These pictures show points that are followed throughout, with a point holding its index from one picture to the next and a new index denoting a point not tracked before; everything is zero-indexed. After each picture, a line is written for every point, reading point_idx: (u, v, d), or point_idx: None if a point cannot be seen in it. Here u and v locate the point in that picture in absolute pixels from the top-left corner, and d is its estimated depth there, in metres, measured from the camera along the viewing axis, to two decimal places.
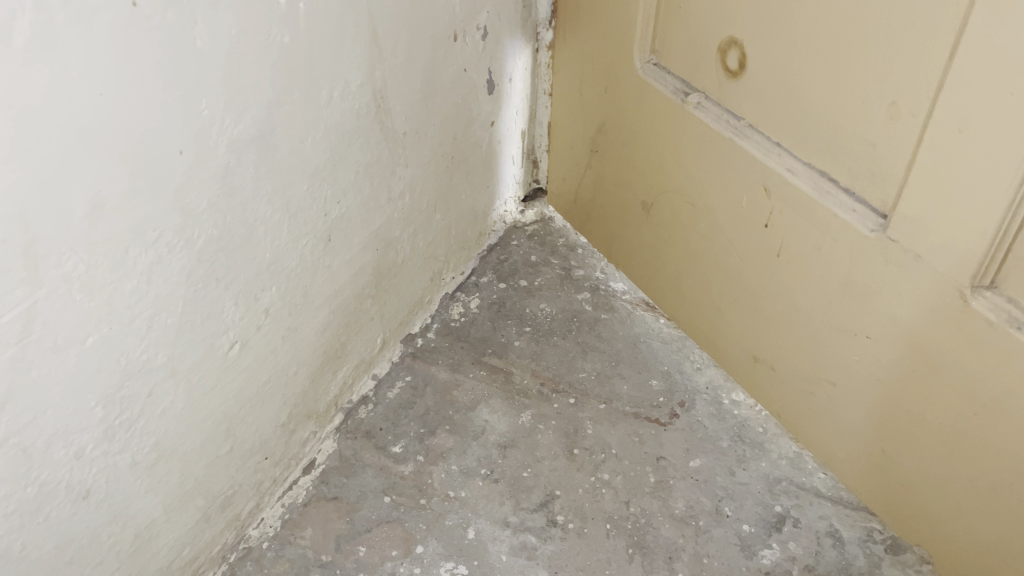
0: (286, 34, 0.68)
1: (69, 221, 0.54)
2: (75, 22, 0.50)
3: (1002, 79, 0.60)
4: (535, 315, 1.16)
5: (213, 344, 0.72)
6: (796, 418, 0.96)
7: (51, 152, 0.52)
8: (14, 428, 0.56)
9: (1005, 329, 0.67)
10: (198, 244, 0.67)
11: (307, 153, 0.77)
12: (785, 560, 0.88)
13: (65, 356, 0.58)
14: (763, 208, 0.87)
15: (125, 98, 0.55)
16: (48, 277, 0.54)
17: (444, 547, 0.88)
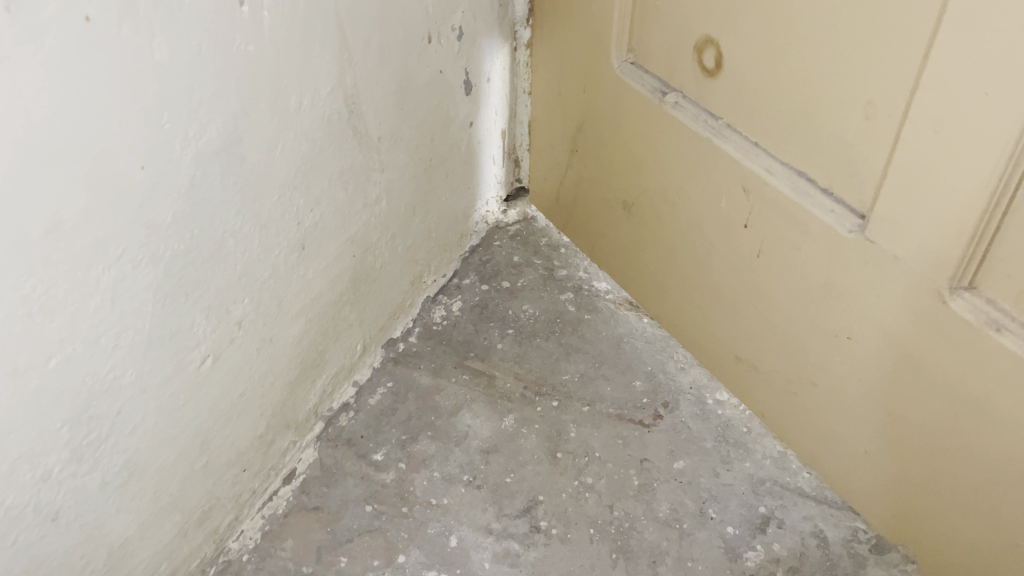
0: (250, 42, 0.67)
1: (25, 242, 0.53)
2: (24, 40, 0.49)
3: (977, 80, 0.60)
4: (518, 317, 1.15)
5: (184, 359, 0.71)
6: (780, 418, 0.96)
7: (4, 173, 0.50)
8: None
9: (984, 330, 0.67)
10: (164, 260, 0.65)
11: (276, 163, 0.75)
12: (769, 562, 0.87)
13: (27, 379, 0.57)
14: (742, 208, 0.86)
15: (81, 116, 0.54)
16: (6, 299, 0.53)
17: (427, 556, 0.87)
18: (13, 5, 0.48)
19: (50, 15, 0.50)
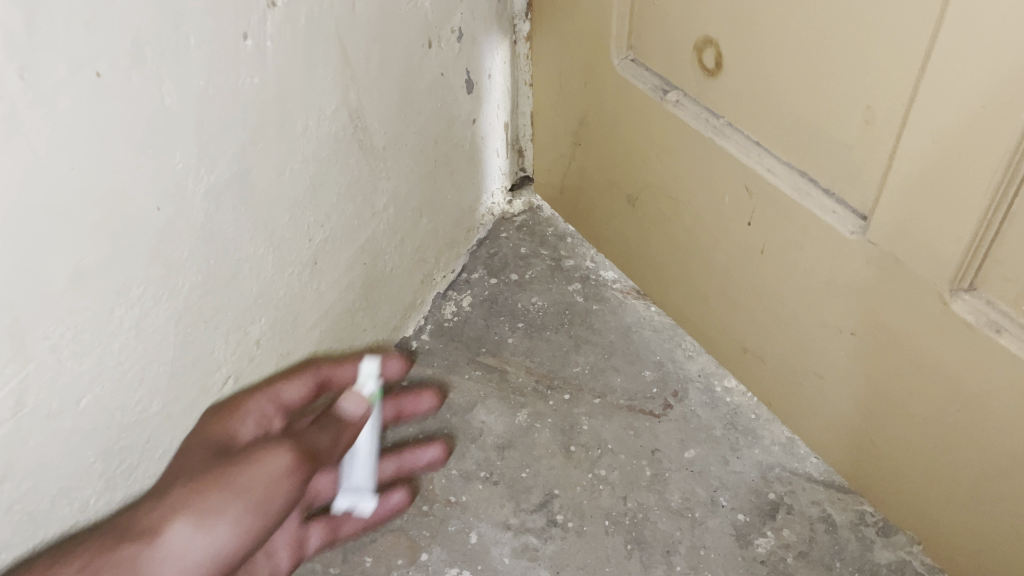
0: (255, 74, 0.68)
1: (49, 294, 0.56)
2: (38, 105, 0.50)
3: (974, 92, 0.61)
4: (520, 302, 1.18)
5: (207, 383, 0.76)
6: (787, 406, 0.98)
7: (27, 234, 0.52)
8: (17, 496, 0.60)
9: (983, 331, 0.68)
10: (183, 291, 0.68)
11: (285, 186, 0.77)
12: (779, 548, 0.90)
13: (61, 420, 0.61)
14: (746, 207, 0.87)
15: (97, 168, 0.56)
16: (36, 350, 0.57)
17: (448, 553, 0.90)
18: (25, 73, 0.49)
19: (61, 77, 0.51)
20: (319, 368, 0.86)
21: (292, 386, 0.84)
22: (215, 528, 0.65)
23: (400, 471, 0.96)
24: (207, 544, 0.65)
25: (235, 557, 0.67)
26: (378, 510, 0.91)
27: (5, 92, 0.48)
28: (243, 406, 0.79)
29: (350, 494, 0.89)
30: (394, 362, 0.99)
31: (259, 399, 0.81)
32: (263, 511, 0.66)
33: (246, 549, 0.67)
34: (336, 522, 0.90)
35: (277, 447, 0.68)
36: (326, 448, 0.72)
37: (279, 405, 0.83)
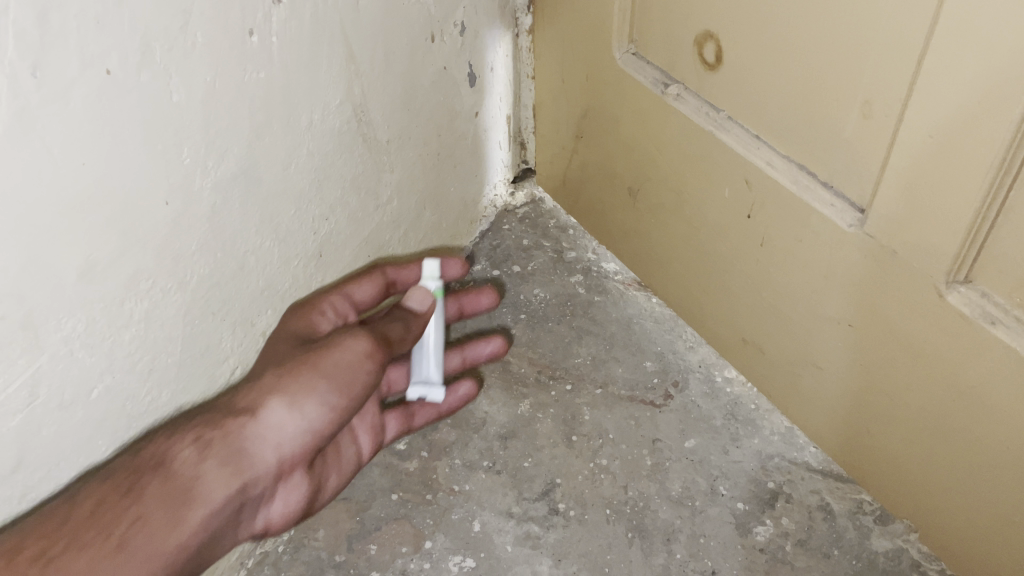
0: (262, 69, 0.71)
1: (62, 286, 0.59)
2: (49, 100, 0.53)
3: (969, 87, 0.61)
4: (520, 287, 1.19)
5: (212, 373, 0.80)
6: (787, 396, 0.99)
7: (39, 231, 0.55)
8: (28, 488, 0.63)
9: (978, 323, 0.69)
10: (191, 284, 0.72)
11: (290, 179, 0.80)
12: (778, 536, 0.91)
13: (72, 411, 0.64)
14: (746, 199, 0.88)
15: (108, 164, 0.59)
16: (47, 343, 0.59)
17: (452, 541, 0.92)
18: (38, 72, 0.51)
19: (74, 73, 0.54)
20: (384, 270, 0.93)
21: (362, 286, 0.91)
22: (307, 405, 0.69)
23: (464, 364, 1.03)
24: (301, 420, 0.69)
25: (330, 430, 0.71)
26: (448, 400, 0.98)
27: (19, 90, 0.51)
28: (320, 303, 0.86)
29: (421, 385, 0.89)
30: (453, 264, 1.00)
31: (334, 297, 0.88)
32: (349, 392, 0.70)
33: (339, 423, 0.72)
34: (410, 412, 0.95)
35: (355, 331, 0.72)
36: (397, 339, 0.78)
37: (352, 304, 0.90)
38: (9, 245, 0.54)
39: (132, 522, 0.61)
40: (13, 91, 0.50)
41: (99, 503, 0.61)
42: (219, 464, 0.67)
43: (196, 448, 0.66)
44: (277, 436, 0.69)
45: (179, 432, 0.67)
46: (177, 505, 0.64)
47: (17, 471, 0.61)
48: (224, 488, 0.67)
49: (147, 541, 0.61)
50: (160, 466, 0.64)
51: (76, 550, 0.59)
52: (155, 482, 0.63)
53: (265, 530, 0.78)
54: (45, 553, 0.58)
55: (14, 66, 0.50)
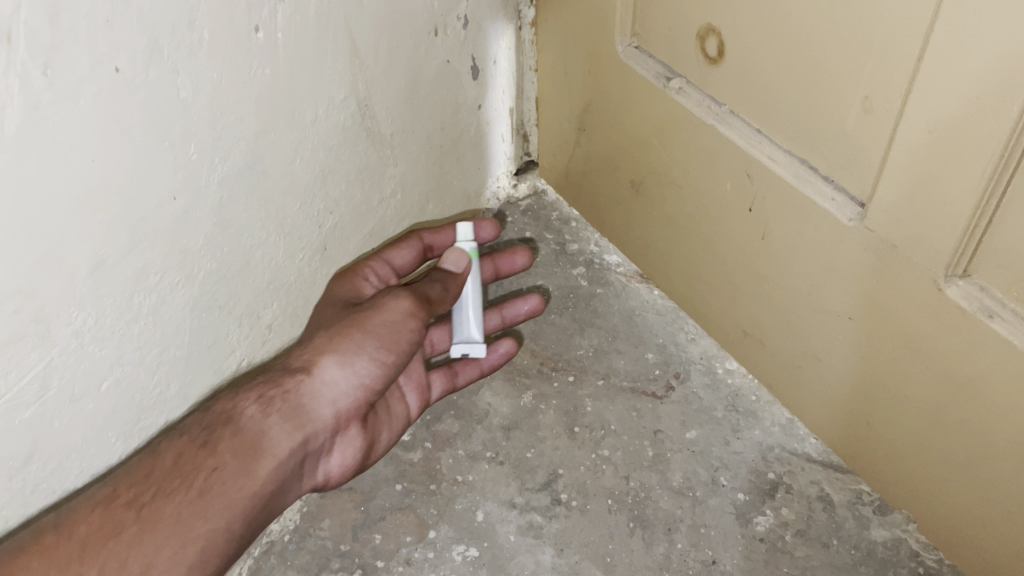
0: (267, 65, 0.76)
1: (73, 282, 0.68)
2: (60, 98, 0.61)
3: (967, 83, 0.62)
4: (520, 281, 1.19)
5: (221, 365, 0.89)
6: (787, 388, 1.00)
7: (50, 226, 0.64)
8: (43, 475, 0.76)
9: (976, 317, 0.70)
10: (198, 278, 0.80)
11: (296, 173, 0.86)
12: (778, 526, 0.92)
13: (83, 404, 0.75)
14: (747, 193, 0.89)
15: (116, 161, 0.67)
16: (60, 335, 0.70)
17: (455, 530, 0.93)
18: (49, 70, 0.59)
19: (83, 72, 0.61)
20: (420, 236, 1.00)
21: (401, 251, 0.98)
22: (357, 361, 0.83)
23: (504, 323, 1.09)
24: (352, 375, 0.83)
25: (378, 383, 0.85)
26: (488, 359, 1.04)
27: (30, 88, 0.58)
28: (364, 268, 0.95)
29: (464, 343, 0.96)
30: (486, 226, 1.04)
31: (375, 262, 0.96)
32: (394, 347, 0.84)
33: (386, 376, 0.85)
34: (452, 370, 1.02)
35: (396, 292, 0.85)
36: (437, 296, 0.88)
37: (392, 268, 0.98)
38: (23, 239, 0.63)
39: (211, 470, 0.75)
40: (26, 88, 0.58)
41: (178, 456, 0.75)
42: (281, 418, 0.80)
43: (259, 405, 0.79)
44: (332, 390, 0.83)
45: (244, 392, 0.80)
46: (248, 457, 0.77)
47: (35, 449, 0.74)
48: (287, 439, 0.80)
49: (224, 487, 0.75)
50: (230, 422, 0.78)
51: (163, 496, 0.72)
52: (227, 437, 0.77)
53: (326, 482, 0.88)
54: (138, 501, 0.72)
55: (25, 65, 0.57)
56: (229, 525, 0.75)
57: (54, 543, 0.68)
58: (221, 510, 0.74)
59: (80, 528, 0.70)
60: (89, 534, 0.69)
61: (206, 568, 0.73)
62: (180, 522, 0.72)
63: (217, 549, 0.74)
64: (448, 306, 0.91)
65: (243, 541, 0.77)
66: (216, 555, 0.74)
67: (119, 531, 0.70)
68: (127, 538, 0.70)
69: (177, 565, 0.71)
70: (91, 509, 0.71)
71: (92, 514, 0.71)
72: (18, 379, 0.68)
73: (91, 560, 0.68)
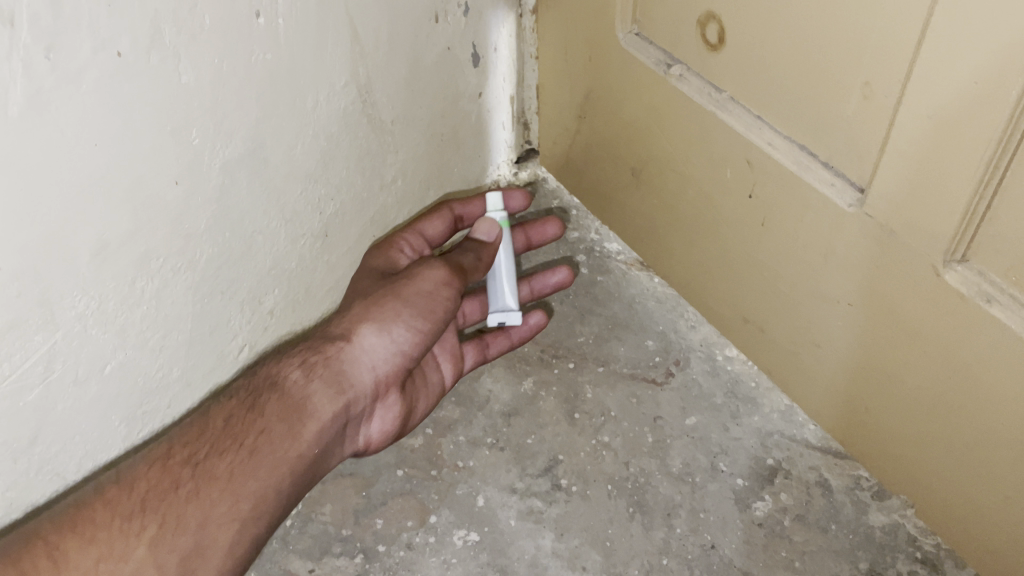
0: (269, 50, 0.77)
1: (76, 265, 0.71)
2: (63, 83, 0.63)
3: (966, 69, 0.62)
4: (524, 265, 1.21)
5: (223, 349, 0.92)
6: (786, 374, 1.00)
7: (54, 210, 0.67)
8: (48, 457, 0.80)
9: (975, 302, 0.71)
10: (201, 263, 0.83)
11: (298, 159, 0.87)
12: (776, 511, 0.93)
13: (87, 386, 0.79)
14: (747, 180, 0.89)
15: (118, 146, 0.69)
16: (63, 319, 0.73)
17: (456, 515, 0.93)
18: (52, 55, 0.61)
19: (85, 58, 0.63)
20: (451, 207, 1.02)
21: (433, 224, 1.01)
22: (394, 329, 0.84)
23: (534, 295, 1.12)
24: (390, 343, 0.85)
25: (415, 351, 0.87)
26: (519, 330, 1.06)
27: (34, 73, 0.61)
28: (399, 241, 0.98)
29: (500, 312, 0.99)
30: (516, 197, 1.08)
31: (409, 234, 0.99)
32: (432, 315, 0.86)
33: (423, 343, 0.87)
34: (484, 342, 1.05)
35: (430, 263, 0.88)
36: (471, 265, 0.91)
37: (426, 239, 1.01)
38: (29, 224, 0.66)
39: (259, 432, 0.76)
40: (29, 73, 0.61)
41: (229, 417, 0.76)
42: (324, 382, 0.81)
43: (302, 370, 0.81)
44: (371, 357, 0.84)
45: (288, 357, 0.82)
46: (293, 419, 0.78)
47: (40, 431, 0.77)
48: (331, 403, 0.81)
49: (273, 448, 0.76)
50: (275, 386, 0.79)
51: (215, 455, 0.74)
52: (273, 400, 0.78)
53: (367, 447, 0.91)
54: (192, 459, 0.73)
55: (28, 49, 0.60)
56: (278, 484, 0.76)
57: (114, 498, 0.70)
58: (271, 470, 0.75)
59: (140, 483, 0.71)
60: (147, 489, 0.71)
61: (256, 525, 0.74)
62: (232, 479, 0.73)
63: (267, 507, 0.75)
64: (481, 275, 0.94)
65: (289, 502, 0.78)
66: (266, 513, 0.75)
67: (176, 487, 0.71)
68: (184, 494, 0.71)
69: (230, 520, 0.72)
70: (149, 466, 0.72)
71: (150, 471, 0.72)
72: (23, 362, 0.72)
73: (151, 513, 0.70)
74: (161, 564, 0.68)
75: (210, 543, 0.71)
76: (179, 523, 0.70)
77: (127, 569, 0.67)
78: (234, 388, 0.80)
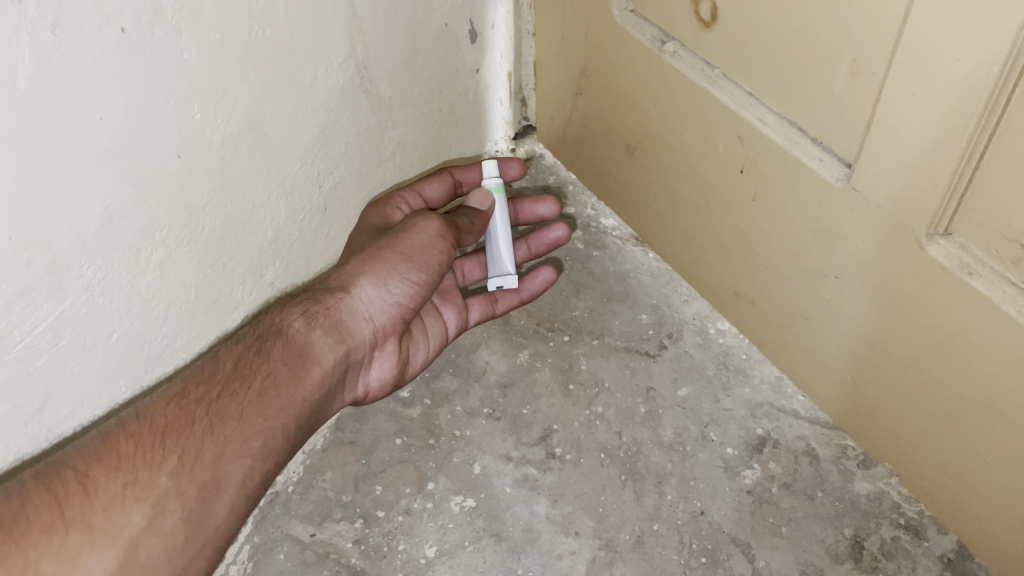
0: (268, 27, 0.78)
1: (83, 235, 0.73)
2: (69, 58, 0.65)
3: (949, 48, 0.64)
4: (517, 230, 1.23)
5: (225, 319, 0.94)
6: (775, 346, 1.03)
7: (60, 183, 0.69)
8: (57, 421, 0.83)
9: (957, 274, 0.72)
10: (203, 235, 0.85)
11: (297, 134, 0.89)
12: (765, 479, 0.95)
13: (95, 353, 0.81)
14: (739, 154, 0.91)
15: (123, 119, 0.71)
16: (71, 287, 0.75)
17: (453, 482, 0.96)
18: (58, 31, 0.63)
19: (89, 35, 0.65)
20: (451, 172, 1.02)
21: (432, 185, 1.01)
22: (390, 281, 0.87)
23: (530, 254, 1.12)
24: (387, 294, 0.88)
25: (411, 302, 0.89)
26: (526, 287, 1.07)
27: (41, 49, 0.63)
28: (398, 198, 0.98)
29: (500, 279, 1.00)
30: (514, 165, 1.07)
31: (406, 194, 1.00)
32: (426, 267, 0.88)
33: (418, 296, 0.89)
34: (492, 298, 1.07)
35: (427, 216, 0.89)
36: (464, 226, 0.92)
37: (424, 201, 1.01)
38: (37, 193, 0.68)
39: (267, 374, 0.78)
40: (36, 48, 0.62)
41: (239, 360, 0.78)
42: (324, 331, 0.84)
43: (305, 318, 0.84)
44: (368, 307, 0.88)
45: (289, 307, 0.85)
46: (298, 364, 0.81)
47: (49, 396, 0.80)
48: (332, 351, 0.84)
49: (280, 390, 0.78)
50: (279, 333, 0.82)
51: (227, 395, 0.75)
52: (279, 346, 0.81)
53: (365, 394, 0.94)
54: (206, 397, 0.74)
55: (35, 25, 0.61)
56: (285, 425, 0.77)
57: (135, 431, 0.70)
58: (280, 409, 0.77)
59: (158, 418, 0.71)
60: (166, 424, 0.71)
61: (266, 464, 0.75)
62: (244, 418, 0.74)
63: (276, 447, 0.76)
64: (475, 238, 0.94)
65: (295, 446, 0.79)
66: (275, 453, 0.76)
67: (193, 422, 0.72)
68: (200, 429, 0.72)
69: (243, 456, 0.73)
70: (166, 403, 0.73)
71: (166, 408, 0.72)
72: (33, 329, 0.74)
73: (171, 446, 0.70)
74: (182, 494, 0.68)
75: (226, 476, 0.71)
76: (198, 455, 0.70)
77: (151, 497, 0.67)
78: (240, 335, 0.83)
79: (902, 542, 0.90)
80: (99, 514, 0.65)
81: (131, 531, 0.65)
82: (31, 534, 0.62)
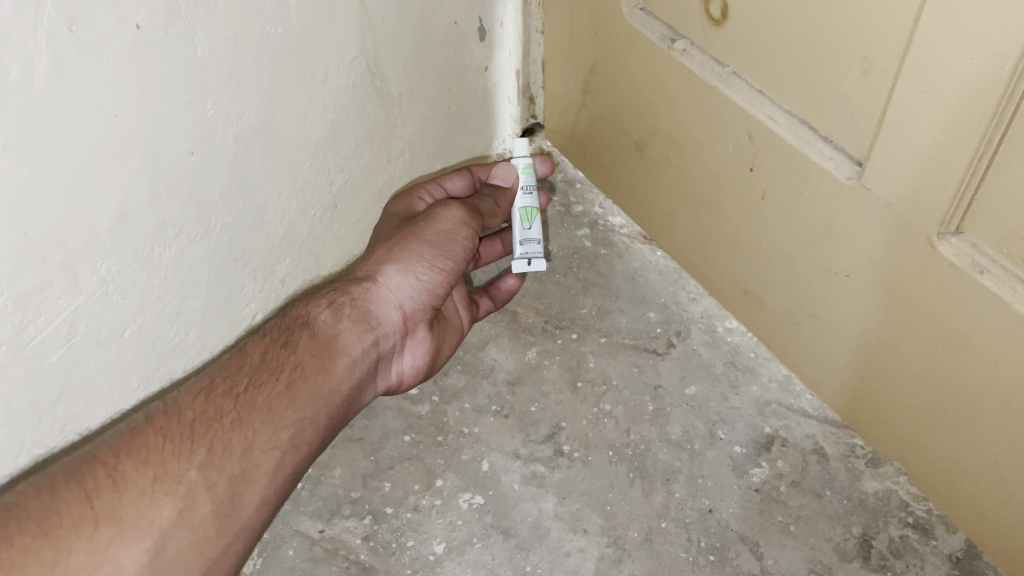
0: (280, 24, 0.78)
1: (96, 232, 0.74)
2: (85, 54, 0.65)
3: (962, 46, 0.63)
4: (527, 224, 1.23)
5: (236, 317, 0.95)
6: (783, 343, 1.03)
7: (75, 180, 0.69)
8: (70, 417, 0.83)
9: (968, 272, 0.72)
10: (215, 231, 0.85)
11: (308, 131, 0.89)
12: (773, 478, 0.95)
13: (108, 349, 0.82)
14: (748, 153, 0.91)
15: (138, 116, 0.71)
16: (86, 283, 0.75)
17: (461, 479, 0.96)
18: (74, 27, 0.63)
19: (104, 33, 0.65)
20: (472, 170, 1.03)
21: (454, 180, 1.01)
22: (417, 269, 0.88)
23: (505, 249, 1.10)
24: (415, 281, 0.88)
25: (440, 289, 0.89)
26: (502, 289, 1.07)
27: (58, 46, 0.63)
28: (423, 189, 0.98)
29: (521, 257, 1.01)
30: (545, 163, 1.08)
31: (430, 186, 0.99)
32: (452, 255, 0.89)
33: (446, 282, 0.90)
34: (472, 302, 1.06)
35: (448, 203, 0.90)
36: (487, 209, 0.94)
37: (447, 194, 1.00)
38: (50, 190, 0.68)
39: (294, 366, 0.78)
40: (53, 44, 0.62)
41: (266, 351, 0.79)
42: (352, 322, 0.85)
43: (331, 310, 0.84)
44: (397, 295, 0.88)
45: (316, 298, 0.86)
46: (325, 354, 0.81)
47: (64, 392, 0.81)
48: (360, 340, 0.85)
49: (308, 381, 0.78)
50: (306, 325, 0.82)
51: (255, 387, 0.75)
52: (305, 338, 0.81)
53: (401, 381, 0.94)
54: (234, 390, 0.75)
55: (52, 22, 0.62)
56: (315, 415, 0.77)
57: (163, 425, 0.70)
58: (308, 401, 0.77)
59: (187, 412, 0.72)
60: (195, 417, 0.71)
61: (297, 455, 0.75)
62: (273, 409, 0.75)
63: (305, 438, 0.76)
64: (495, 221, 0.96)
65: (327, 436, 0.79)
66: (305, 444, 0.76)
67: (221, 415, 0.72)
68: (229, 422, 0.72)
69: (273, 448, 0.73)
70: (193, 397, 0.73)
71: (195, 402, 0.73)
72: (48, 324, 0.74)
73: (200, 439, 0.70)
74: (211, 487, 0.68)
75: (255, 469, 0.71)
76: (226, 448, 0.71)
77: (181, 491, 0.67)
78: (267, 327, 0.83)
79: (910, 541, 0.90)
80: (129, 507, 0.65)
81: (161, 524, 0.65)
82: (63, 528, 0.62)
